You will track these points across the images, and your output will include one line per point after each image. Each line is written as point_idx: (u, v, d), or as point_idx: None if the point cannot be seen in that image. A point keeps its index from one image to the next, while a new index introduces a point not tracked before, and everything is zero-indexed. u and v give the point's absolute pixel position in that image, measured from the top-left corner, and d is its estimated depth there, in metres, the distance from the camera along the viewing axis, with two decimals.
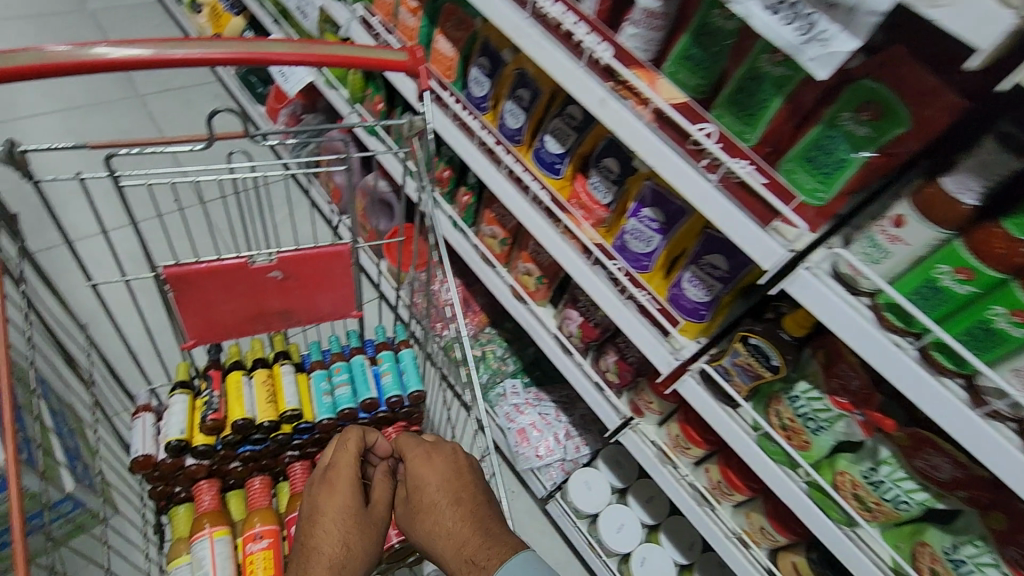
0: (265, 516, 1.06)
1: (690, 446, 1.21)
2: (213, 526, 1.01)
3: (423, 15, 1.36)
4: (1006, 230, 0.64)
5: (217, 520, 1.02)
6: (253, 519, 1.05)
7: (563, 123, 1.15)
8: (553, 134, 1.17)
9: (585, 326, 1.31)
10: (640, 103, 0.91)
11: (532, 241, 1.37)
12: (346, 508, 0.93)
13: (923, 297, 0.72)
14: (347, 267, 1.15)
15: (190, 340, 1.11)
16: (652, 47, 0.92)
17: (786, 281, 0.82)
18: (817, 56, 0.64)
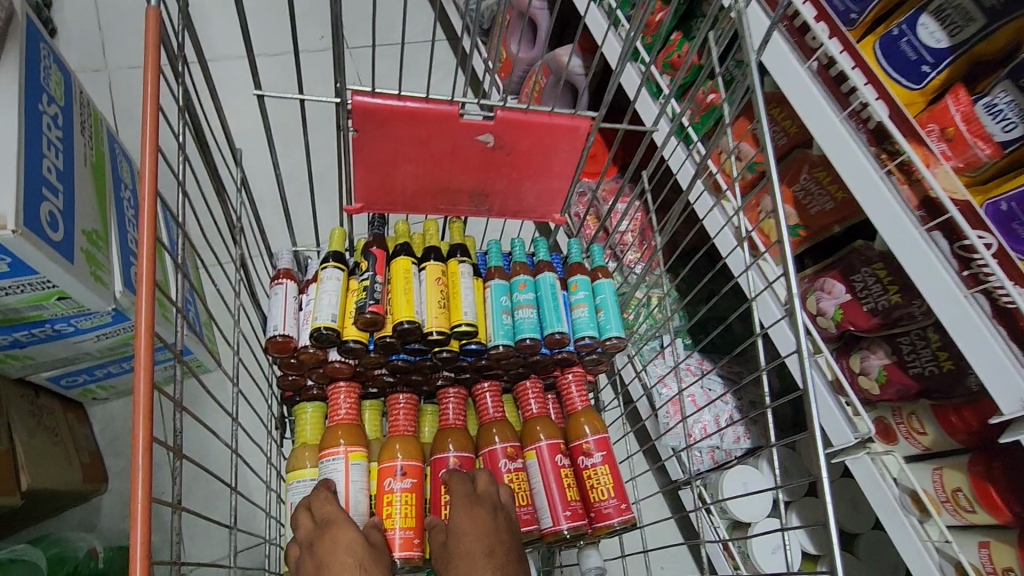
0: (411, 447, 0.82)
1: (978, 512, 0.86)
2: (351, 447, 0.79)
3: None
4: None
5: (356, 438, 0.80)
6: (395, 446, 0.82)
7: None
8: (940, 15, 0.79)
9: (851, 307, 0.94)
10: None
11: (804, 174, 0.98)
12: (352, 547, 0.70)
13: None
14: (575, 152, 0.82)
15: (357, 203, 0.84)
16: None
17: None
18: None
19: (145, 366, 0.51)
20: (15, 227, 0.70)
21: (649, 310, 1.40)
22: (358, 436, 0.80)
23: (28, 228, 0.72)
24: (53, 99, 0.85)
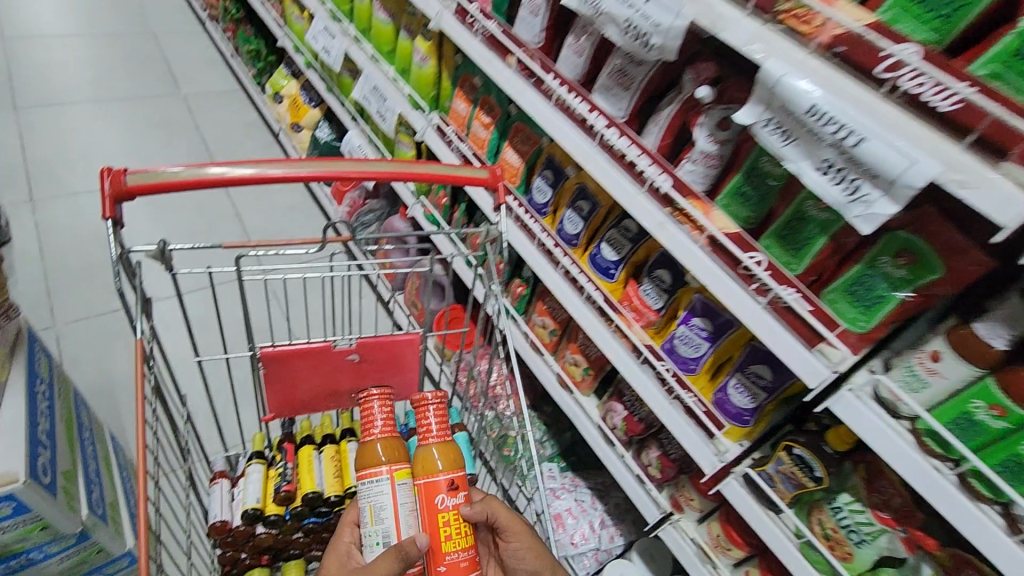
0: (449, 453, 0.94)
1: (732, 548, 1.22)
2: (388, 463, 0.94)
3: (495, 129, 1.52)
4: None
5: (429, 477, 0.93)
6: (434, 454, 0.94)
7: (619, 235, 1.28)
8: (609, 243, 1.29)
9: (629, 420, 1.37)
10: (695, 228, 1.03)
11: (581, 334, 1.46)
12: None
13: (954, 429, 0.78)
14: (416, 354, 1.26)
15: (270, 413, 1.21)
16: (708, 181, 1.04)
17: (829, 399, 0.89)
18: (863, 214, 0.75)
19: (143, 547, 0.81)
20: (23, 479, 1.00)
21: (525, 444, 1.78)
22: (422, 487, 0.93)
23: (30, 478, 1.01)
24: (41, 380, 1.20)
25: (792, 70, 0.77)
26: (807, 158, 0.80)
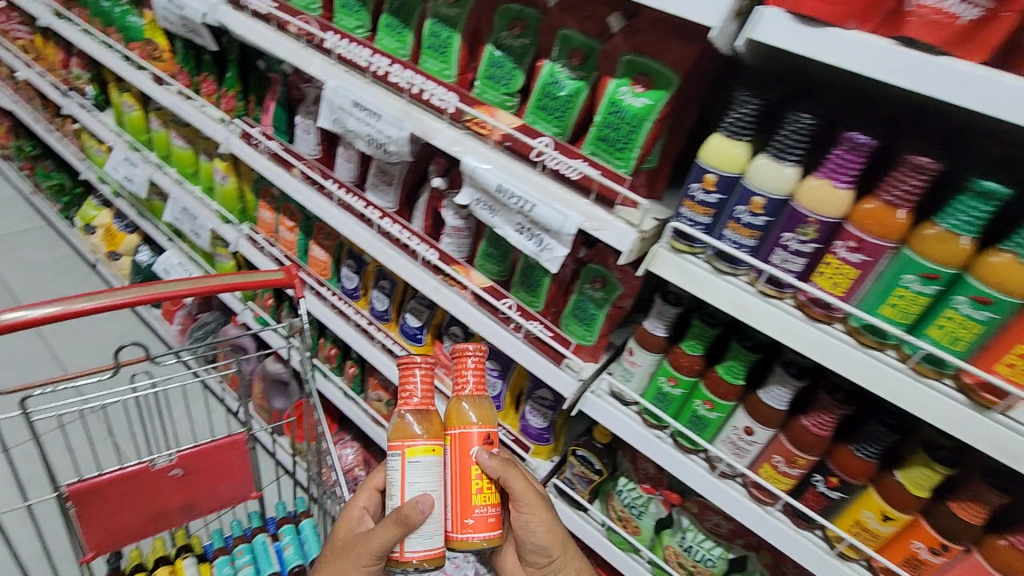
0: (483, 413, 0.85)
1: None
2: (428, 437, 0.82)
3: (299, 231, 1.67)
4: (683, 349, 0.96)
5: (433, 442, 0.82)
6: (478, 414, 0.85)
7: (418, 304, 1.46)
8: (411, 312, 1.48)
9: None
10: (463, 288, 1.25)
11: None
12: None
13: (656, 402, 1.02)
14: (244, 453, 1.31)
15: (89, 552, 1.18)
16: (464, 249, 1.27)
17: (581, 402, 1.11)
18: (548, 257, 1.00)
19: None
20: None
21: None
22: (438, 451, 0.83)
23: None
24: None
25: (479, 161, 1.03)
26: (507, 221, 1.05)
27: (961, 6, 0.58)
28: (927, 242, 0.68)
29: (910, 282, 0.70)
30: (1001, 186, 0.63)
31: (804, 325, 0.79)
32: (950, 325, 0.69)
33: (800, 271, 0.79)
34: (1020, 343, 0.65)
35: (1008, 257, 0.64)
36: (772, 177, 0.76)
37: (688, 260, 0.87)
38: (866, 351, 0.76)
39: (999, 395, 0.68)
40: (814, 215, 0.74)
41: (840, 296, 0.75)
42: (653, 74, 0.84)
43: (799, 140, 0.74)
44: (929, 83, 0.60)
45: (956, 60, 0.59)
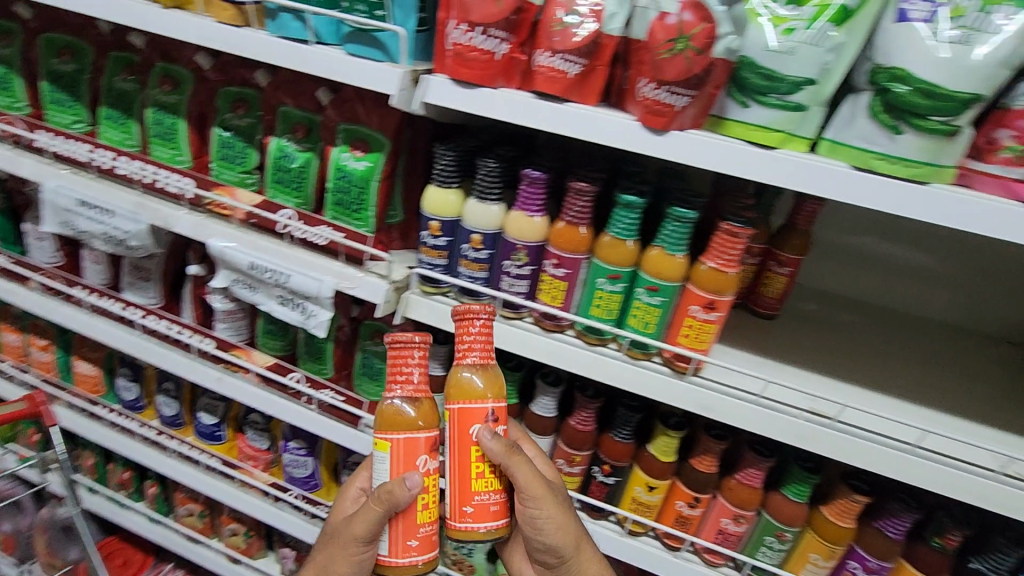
0: (468, 392, 0.70)
1: None
2: (422, 425, 0.71)
3: (57, 349, 1.46)
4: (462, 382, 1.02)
5: (414, 433, 0.70)
6: (476, 389, 0.70)
7: (211, 399, 1.35)
8: (205, 409, 1.36)
9: None
10: (246, 372, 1.19)
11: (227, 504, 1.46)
12: None
13: None
14: None
15: None
16: (243, 331, 1.22)
17: None
18: (315, 323, 1.00)
19: None
20: None
21: None
22: (426, 438, 0.71)
23: None
24: None
25: (226, 242, 1.01)
26: (268, 296, 1.03)
27: (565, 64, 0.72)
28: (608, 251, 0.81)
29: (603, 284, 0.83)
30: (638, 197, 0.78)
31: (541, 338, 0.89)
32: (639, 313, 0.83)
33: (526, 291, 0.89)
34: (686, 317, 0.81)
35: (659, 250, 0.79)
36: (482, 215, 0.86)
37: (437, 301, 0.93)
38: (591, 348, 0.88)
39: (687, 361, 0.83)
40: (522, 241, 0.85)
41: (558, 308, 0.86)
42: (367, 139, 0.92)
43: (494, 180, 0.84)
44: (560, 125, 0.74)
45: (574, 106, 0.74)
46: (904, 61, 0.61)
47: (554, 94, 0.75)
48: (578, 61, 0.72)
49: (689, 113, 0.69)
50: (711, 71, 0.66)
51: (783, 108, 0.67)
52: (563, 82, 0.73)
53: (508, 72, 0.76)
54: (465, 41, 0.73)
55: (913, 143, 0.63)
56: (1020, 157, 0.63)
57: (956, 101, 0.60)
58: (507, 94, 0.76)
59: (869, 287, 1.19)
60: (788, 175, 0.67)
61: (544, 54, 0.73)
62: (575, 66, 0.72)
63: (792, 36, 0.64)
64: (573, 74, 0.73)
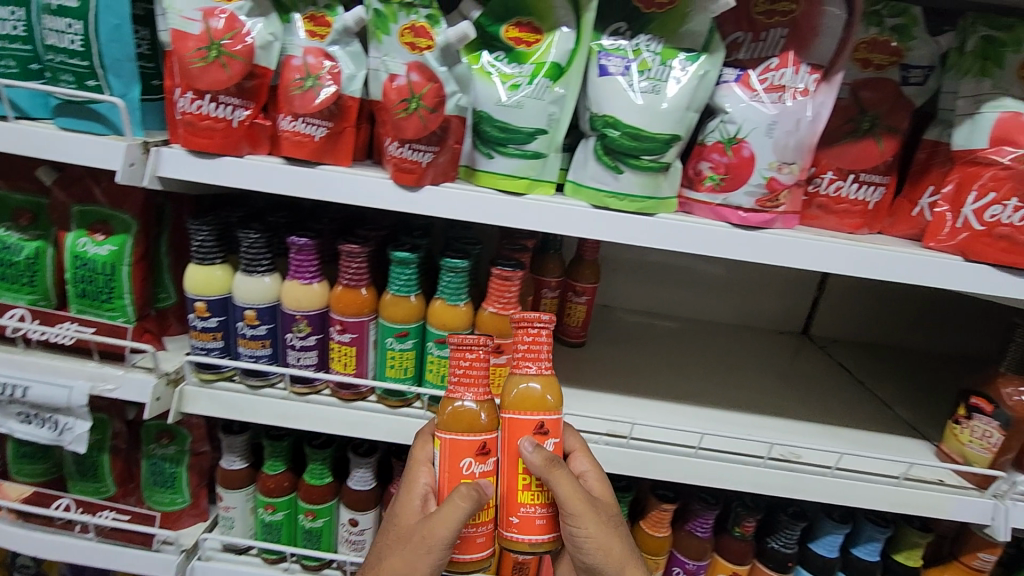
0: (532, 402, 0.63)
1: None
2: (478, 429, 0.64)
3: None
4: (267, 471, 0.92)
5: (470, 438, 0.63)
6: (527, 398, 0.63)
7: None
8: None
9: None
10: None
11: None
12: None
13: (267, 536, 0.94)
14: None
15: None
16: None
17: None
18: (70, 438, 0.84)
19: None
20: None
21: None
22: (473, 444, 0.64)
23: None
24: None
25: None
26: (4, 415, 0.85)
27: (310, 127, 0.70)
28: (392, 309, 0.79)
29: (393, 343, 0.81)
30: (410, 253, 0.77)
31: (340, 409, 0.84)
32: (435, 367, 0.82)
33: (316, 363, 0.83)
34: (479, 364, 0.81)
35: (441, 302, 0.80)
36: (252, 290, 0.79)
37: (219, 389, 0.84)
38: (394, 412, 0.84)
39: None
40: (301, 310, 0.80)
41: (351, 376, 0.81)
42: (109, 220, 0.81)
43: (261, 251, 0.79)
44: (314, 189, 0.71)
45: (326, 170, 0.72)
46: (611, 110, 0.69)
47: (304, 159, 0.72)
48: (323, 124, 0.71)
49: (438, 165, 0.70)
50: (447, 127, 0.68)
51: (523, 157, 0.71)
52: (311, 145, 0.71)
53: (252, 139, 0.72)
54: (195, 109, 0.68)
55: (633, 180, 0.70)
56: (719, 185, 0.71)
57: (658, 141, 0.68)
58: (253, 161, 0.72)
59: (667, 300, 1.32)
60: (537, 218, 0.71)
61: (287, 119, 0.70)
62: (321, 129, 0.71)
63: (517, 91, 0.69)
64: (321, 136, 0.71)
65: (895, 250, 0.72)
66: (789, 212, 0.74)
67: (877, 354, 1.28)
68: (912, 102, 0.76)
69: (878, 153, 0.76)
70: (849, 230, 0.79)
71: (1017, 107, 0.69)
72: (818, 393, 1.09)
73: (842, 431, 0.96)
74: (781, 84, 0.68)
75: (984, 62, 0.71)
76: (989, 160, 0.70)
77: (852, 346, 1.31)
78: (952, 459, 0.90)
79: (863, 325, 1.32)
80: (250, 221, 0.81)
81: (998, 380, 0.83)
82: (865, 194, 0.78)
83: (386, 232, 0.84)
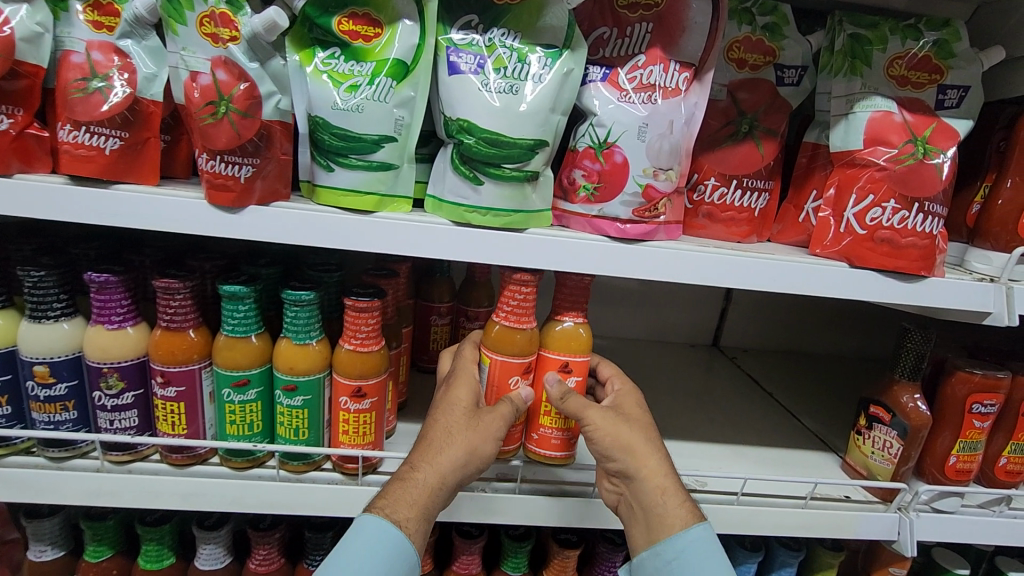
0: (568, 342, 0.70)
1: None
2: (506, 356, 0.68)
3: None
4: (88, 560, 0.75)
5: (520, 357, 0.69)
6: (561, 340, 0.70)
7: None
8: None
9: None
10: None
11: None
12: None
13: None
14: None
15: None
16: None
17: None
18: None
19: None
20: None
21: None
22: (520, 363, 0.69)
23: None
24: None
25: None
26: None
27: (97, 138, 0.57)
28: (227, 354, 0.66)
29: (230, 396, 0.67)
30: (243, 287, 0.64)
31: (171, 479, 0.69)
32: (285, 420, 0.69)
33: (138, 426, 0.68)
34: (339, 412, 0.69)
35: (286, 342, 0.67)
36: (43, 341, 0.64)
37: (6, 466, 0.67)
38: (238, 477, 0.70)
39: (354, 461, 0.71)
40: (108, 362, 0.65)
41: (180, 438, 0.67)
42: None
43: (53, 292, 0.64)
44: (106, 213, 0.57)
45: (122, 189, 0.58)
46: (466, 113, 0.61)
47: (91, 178, 0.58)
48: (117, 133, 0.57)
49: (266, 179, 0.59)
50: (270, 137, 0.58)
51: (368, 170, 0.61)
52: (100, 160, 0.57)
53: (24, 154, 0.58)
54: None
55: (495, 193, 0.61)
56: (593, 195, 0.64)
57: (519, 147, 0.61)
58: (22, 181, 0.57)
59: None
60: (390, 239, 0.61)
61: (68, 130, 0.57)
62: (113, 141, 0.57)
63: (356, 93, 0.60)
64: (116, 151, 0.58)
65: (793, 260, 0.68)
66: (671, 222, 0.68)
67: (785, 362, 1.27)
68: (789, 103, 0.72)
69: (760, 158, 0.72)
70: (737, 239, 0.74)
71: (887, 106, 0.66)
72: (727, 408, 1.05)
73: (749, 450, 0.92)
74: (650, 83, 0.63)
75: (853, 61, 0.68)
76: (866, 162, 0.67)
77: (762, 355, 1.29)
78: (858, 472, 0.86)
79: (771, 334, 1.30)
80: (40, 256, 0.66)
81: (894, 388, 0.81)
82: (750, 201, 0.73)
83: (224, 262, 0.71)
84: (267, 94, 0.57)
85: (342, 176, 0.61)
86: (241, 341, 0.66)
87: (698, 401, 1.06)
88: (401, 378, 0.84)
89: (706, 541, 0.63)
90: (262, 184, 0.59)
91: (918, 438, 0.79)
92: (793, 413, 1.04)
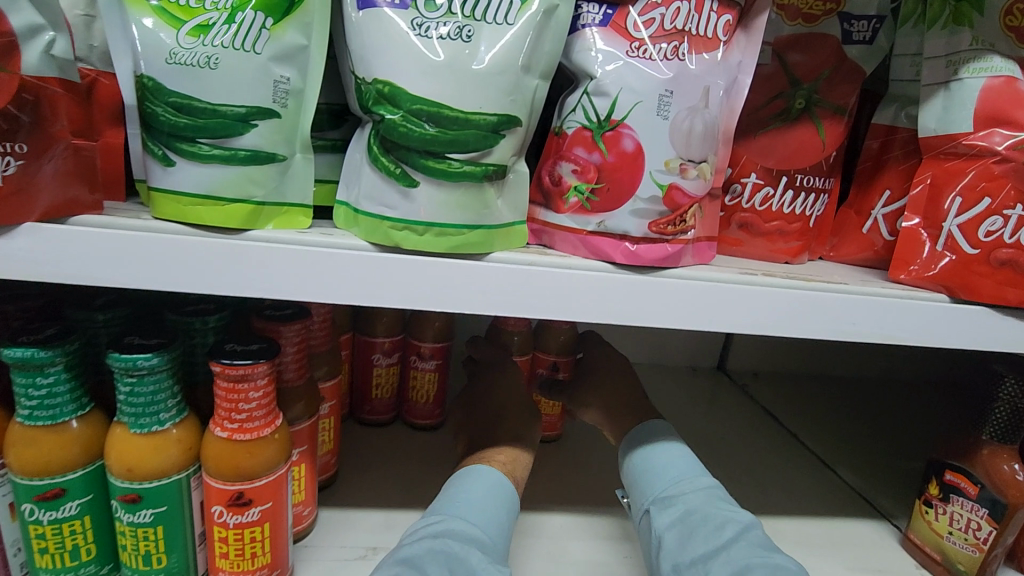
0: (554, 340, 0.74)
1: None
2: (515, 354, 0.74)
3: None
4: None
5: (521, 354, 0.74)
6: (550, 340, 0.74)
7: None
8: None
9: None
10: None
11: None
12: None
13: None
14: None
15: None
16: None
17: None
18: None
19: None
20: None
21: None
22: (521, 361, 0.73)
23: None
24: None
25: None
26: None
27: None
28: (22, 453, 0.42)
29: (34, 515, 0.43)
30: (39, 350, 0.40)
31: None
32: (128, 543, 0.45)
33: None
34: (214, 526, 0.46)
35: (120, 429, 0.44)
36: None
37: None
38: None
39: None
40: None
41: None
42: None
43: None
44: None
45: None
46: (387, 70, 0.38)
47: None
48: None
49: (52, 179, 0.36)
50: (51, 107, 0.35)
51: (233, 163, 0.38)
52: None
53: None
54: None
55: (439, 200, 0.39)
56: (590, 202, 0.43)
57: (473, 127, 0.39)
58: None
59: None
60: (270, 274, 0.39)
61: None
62: None
63: (206, 36, 0.37)
64: None
65: (875, 291, 0.47)
66: (701, 238, 0.46)
67: (804, 388, 1.07)
68: (860, 68, 0.51)
69: (820, 146, 0.51)
70: (786, 259, 0.52)
71: (1008, 70, 0.46)
72: (749, 454, 0.85)
73: (785, 523, 0.71)
74: (674, 29, 0.41)
75: (956, 5, 0.47)
76: (976, 151, 0.47)
77: (775, 381, 1.09)
78: (928, 556, 0.66)
79: (787, 355, 1.11)
80: None
81: (979, 453, 0.61)
82: (805, 206, 0.52)
83: (40, 303, 0.48)
84: (30, 30, 0.34)
85: (187, 175, 0.38)
86: (47, 432, 0.43)
87: (715, 445, 0.86)
88: (325, 448, 0.61)
89: (662, 432, 0.60)
90: (40, 185, 0.35)
91: (1015, 518, 0.59)
92: (827, 462, 0.84)
